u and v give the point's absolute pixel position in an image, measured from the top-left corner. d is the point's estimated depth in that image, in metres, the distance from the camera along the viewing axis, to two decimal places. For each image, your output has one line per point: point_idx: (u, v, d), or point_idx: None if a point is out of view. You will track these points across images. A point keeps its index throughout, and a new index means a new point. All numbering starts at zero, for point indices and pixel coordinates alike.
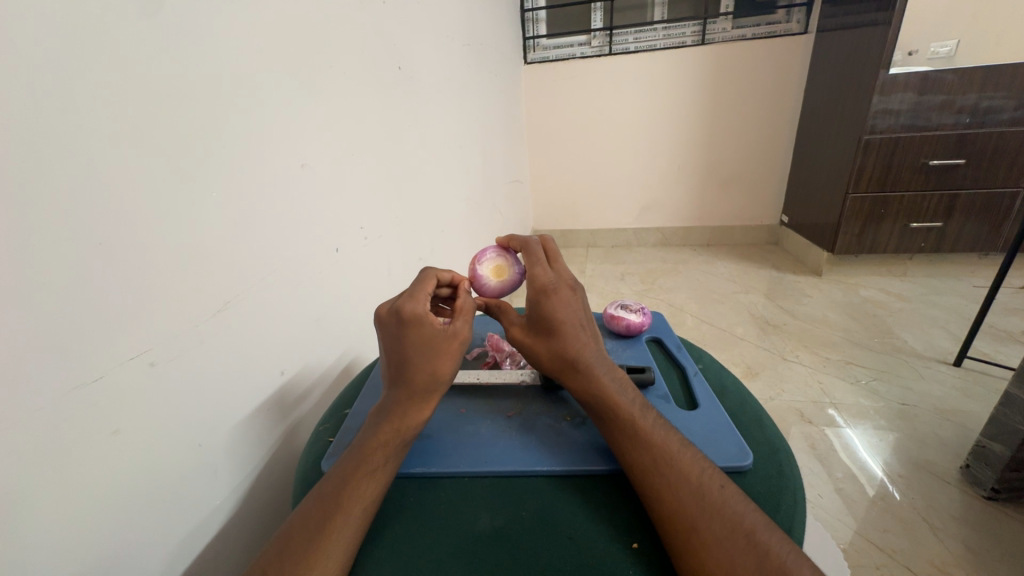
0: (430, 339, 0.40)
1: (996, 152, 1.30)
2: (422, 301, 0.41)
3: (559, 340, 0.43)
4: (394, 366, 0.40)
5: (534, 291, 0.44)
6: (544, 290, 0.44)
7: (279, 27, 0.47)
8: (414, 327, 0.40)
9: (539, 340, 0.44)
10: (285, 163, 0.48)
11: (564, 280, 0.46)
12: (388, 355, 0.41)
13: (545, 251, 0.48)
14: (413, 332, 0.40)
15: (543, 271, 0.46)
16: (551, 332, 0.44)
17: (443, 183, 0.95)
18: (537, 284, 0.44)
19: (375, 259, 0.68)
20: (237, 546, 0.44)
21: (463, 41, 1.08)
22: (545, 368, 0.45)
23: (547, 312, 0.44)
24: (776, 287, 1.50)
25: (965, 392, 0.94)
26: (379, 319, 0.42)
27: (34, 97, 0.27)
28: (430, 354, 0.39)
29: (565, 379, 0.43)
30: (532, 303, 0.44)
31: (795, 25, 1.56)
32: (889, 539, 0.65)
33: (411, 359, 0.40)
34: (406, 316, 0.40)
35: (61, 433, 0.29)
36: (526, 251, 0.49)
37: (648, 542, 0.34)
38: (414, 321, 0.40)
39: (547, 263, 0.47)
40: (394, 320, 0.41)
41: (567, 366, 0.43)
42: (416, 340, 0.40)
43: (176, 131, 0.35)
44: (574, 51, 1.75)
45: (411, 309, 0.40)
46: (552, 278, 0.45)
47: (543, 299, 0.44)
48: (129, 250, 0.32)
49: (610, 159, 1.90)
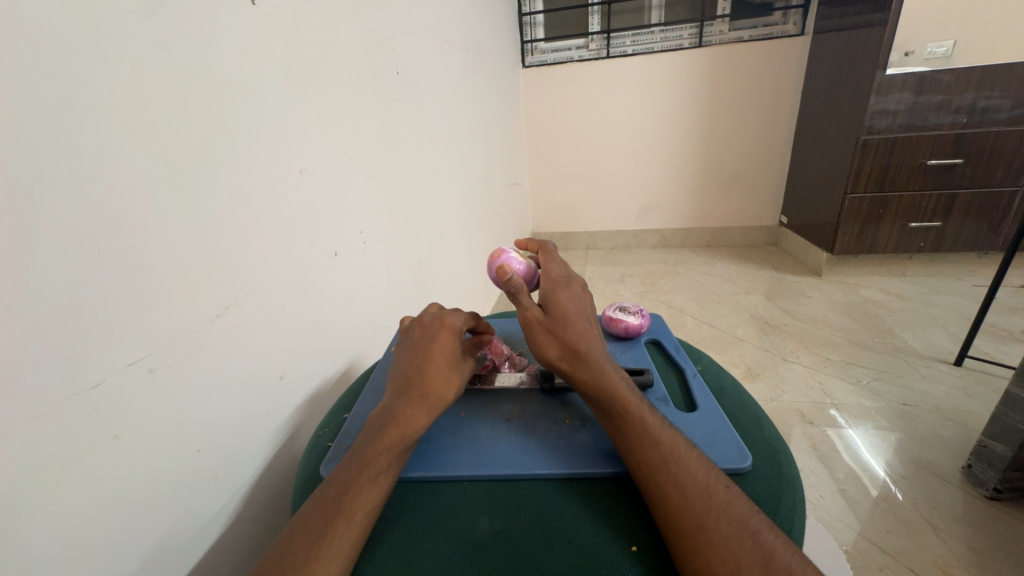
0: (453, 353, 0.44)
1: (994, 152, 1.30)
2: (460, 315, 0.47)
3: (573, 328, 0.44)
4: (413, 369, 0.42)
5: (550, 282, 0.48)
6: (557, 281, 0.48)
7: (276, 35, 0.47)
8: (449, 334, 0.44)
9: (554, 325, 0.44)
10: (283, 168, 0.48)
11: (575, 279, 0.50)
12: (410, 356, 0.43)
13: (559, 256, 0.53)
14: (447, 338, 0.44)
15: (558, 268, 0.50)
16: (564, 319, 0.45)
17: (442, 187, 0.95)
18: (553, 276, 0.49)
19: (374, 263, 0.68)
20: (236, 553, 0.44)
21: (461, 46, 1.09)
22: (552, 358, 0.44)
23: (562, 298, 0.46)
24: (776, 287, 1.50)
25: (966, 392, 0.94)
26: (416, 323, 0.47)
27: (30, 106, 0.27)
28: (449, 368, 0.42)
29: (574, 370, 0.43)
30: (546, 290, 0.47)
31: (792, 27, 1.57)
32: (892, 540, 0.64)
33: (434, 363, 0.42)
34: (448, 322, 0.45)
35: (60, 440, 0.29)
36: (544, 253, 0.53)
37: (651, 544, 0.34)
38: (451, 328, 0.45)
39: (560, 263, 0.51)
40: (433, 323, 0.45)
41: (578, 356, 0.43)
42: (444, 345, 0.43)
43: (173, 137, 0.36)
44: (572, 54, 1.76)
45: (453, 319, 0.46)
46: (564, 272, 0.50)
47: (556, 288, 0.47)
48: (128, 255, 0.33)
49: (608, 161, 1.90)
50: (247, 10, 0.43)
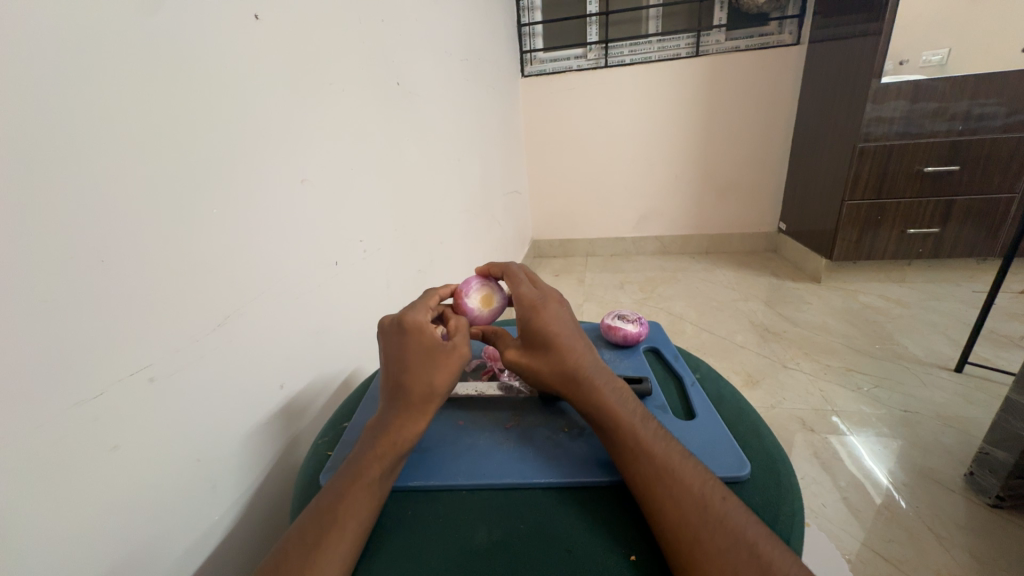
0: (431, 347, 0.41)
1: (991, 158, 1.31)
2: (423, 312, 0.44)
3: (556, 352, 0.43)
4: (392, 379, 0.41)
5: (525, 309, 0.46)
6: (534, 305, 0.45)
7: (276, 49, 0.48)
8: (414, 335, 0.41)
9: (537, 356, 0.44)
10: (284, 178, 0.49)
11: (550, 295, 0.48)
12: (387, 366, 0.42)
13: (527, 273, 0.51)
14: (413, 339, 0.41)
15: (528, 289, 0.48)
16: (547, 347, 0.44)
17: (442, 195, 0.96)
18: (527, 300, 0.46)
19: (375, 273, 0.69)
20: (235, 563, 0.44)
21: (461, 56, 1.11)
22: (545, 382, 0.44)
23: (540, 326, 0.44)
24: (775, 294, 1.50)
25: (967, 399, 0.93)
26: (382, 331, 0.44)
27: (32, 120, 0.27)
28: (428, 370, 0.40)
29: (565, 392, 0.43)
30: (523, 321, 0.45)
31: (787, 36, 1.59)
32: (895, 549, 0.64)
33: (409, 369, 0.40)
34: (408, 324, 0.42)
35: (59, 449, 0.29)
36: (510, 276, 0.51)
37: (649, 553, 0.34)
38: (415, 329, 0.42)
39: (531, 282, 0.49)
40: (395, 330, 0.42)
41: (568, 379, 0.42)
42: (416, 348, 0.41)
43: (173, 147, 0.36)
44: (571, 64, 1.78)
45: (414, 319, 0.42)
46: (537, 293, 0.47)
47: (534, 316, 0.45)
48: (129, 265, 0.33)
49: (607, 169, 1.91)
50: (248, 23, 0.44)
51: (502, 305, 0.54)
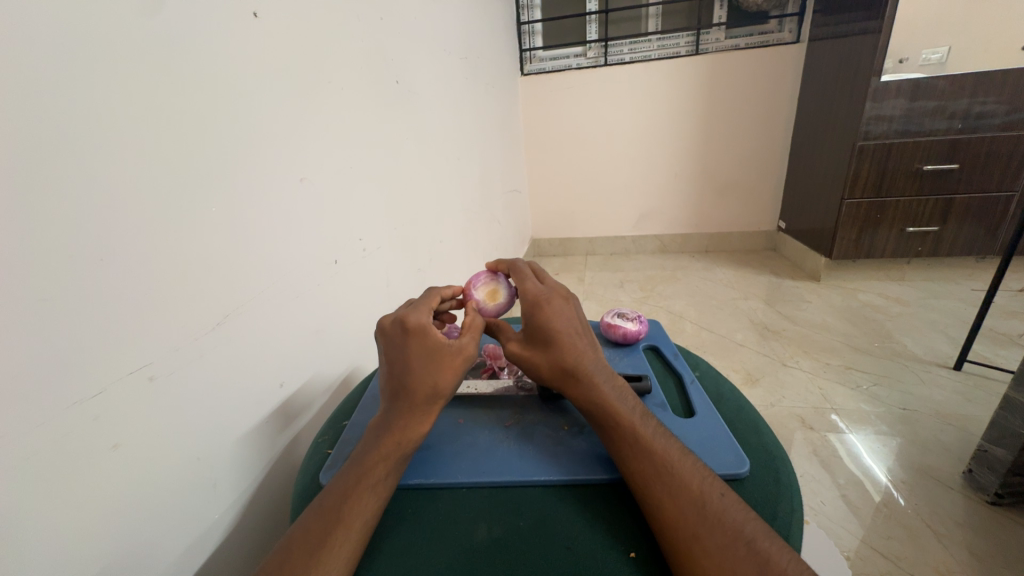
0: (436, 348, 0.40)
1: (990, 156, 1.31)
2: (425, 312, 0.43)
3: (557, 349, 0.43)
4: (395, 380, 0.40)
5: (529, 304, 0.46)
6: (537, 301, 0.46)
7: (276, 46, 0.48)
8: (417, 337, 0.40)
9: (537, 352, 0.44)
10: (285, 176, 0.49)
11: (556, 291, 0.47)
12: (388, 368, 0.41)
13: (532, 269, 0.51)
14: (416, 341, 0.40)
15: (534, 285, 0.48)
16: (548, 342, 0.44)
17: (442, 195, 0.96)
18: (530, 295, 0.46)
19: (375, 272, 0.69)
20: (236, 562, 0.44)
21: (461, 55, 1.11)
22: (544, 378, 0.44)
23: (543, 323, 0.44)
24: (774, 292, 1.50)
25: (966, 397, 0.94)
26: (381, 330, 0.43)
27: (35, 122, 0.27)
28: (432, 368, 0.40)
29: (566, 389, 0.43)
30: (527, 316, 0.45)
31: (787, 34, 1.60)
32: (894, 546, 0.64)
33: (414, 370, 0.40)
34: (411, 326, 0.41)
35: (61, 447, 0.29)
36: (515, 272, 0.51)
37: (648, 550, 0.34)
38: (418, 331, 0.41)
39: (535, 278, 0.49)
40: (397, 331, 0.41)
41: (567, 374, 0.43)
42: (418, 350, 0.40)
43: (174, 144, 0.36)
44: (570, 62, 1.78)
45: (416, 320, 0.41)
46: (543, 288, 0.47)
47: (537, 311, 0.45)
48: (130, 261, 0.33)
49: (607, 168, 1.91)
50: (248, 22, 0.44)
51: (509, 299, 0.54)
